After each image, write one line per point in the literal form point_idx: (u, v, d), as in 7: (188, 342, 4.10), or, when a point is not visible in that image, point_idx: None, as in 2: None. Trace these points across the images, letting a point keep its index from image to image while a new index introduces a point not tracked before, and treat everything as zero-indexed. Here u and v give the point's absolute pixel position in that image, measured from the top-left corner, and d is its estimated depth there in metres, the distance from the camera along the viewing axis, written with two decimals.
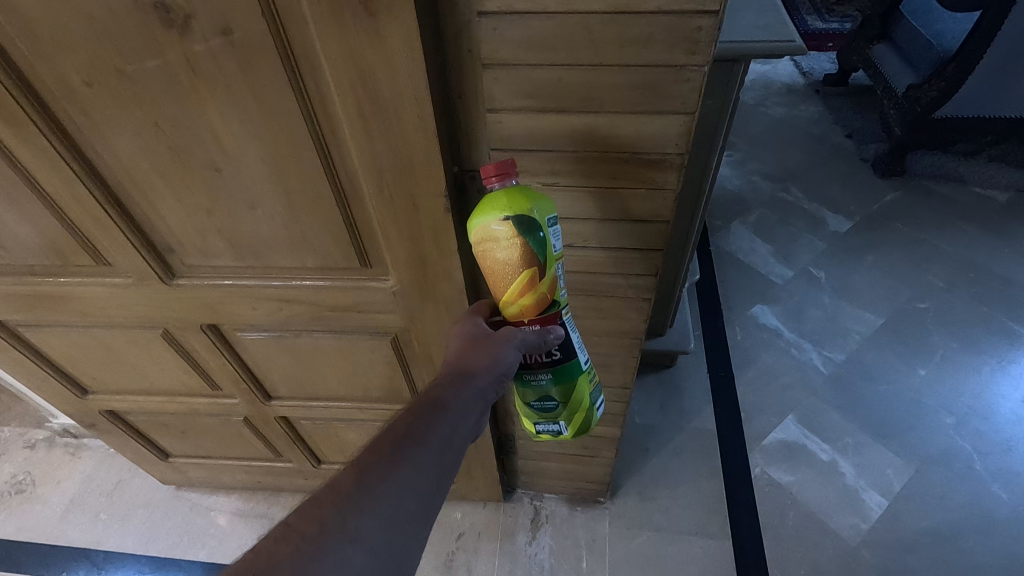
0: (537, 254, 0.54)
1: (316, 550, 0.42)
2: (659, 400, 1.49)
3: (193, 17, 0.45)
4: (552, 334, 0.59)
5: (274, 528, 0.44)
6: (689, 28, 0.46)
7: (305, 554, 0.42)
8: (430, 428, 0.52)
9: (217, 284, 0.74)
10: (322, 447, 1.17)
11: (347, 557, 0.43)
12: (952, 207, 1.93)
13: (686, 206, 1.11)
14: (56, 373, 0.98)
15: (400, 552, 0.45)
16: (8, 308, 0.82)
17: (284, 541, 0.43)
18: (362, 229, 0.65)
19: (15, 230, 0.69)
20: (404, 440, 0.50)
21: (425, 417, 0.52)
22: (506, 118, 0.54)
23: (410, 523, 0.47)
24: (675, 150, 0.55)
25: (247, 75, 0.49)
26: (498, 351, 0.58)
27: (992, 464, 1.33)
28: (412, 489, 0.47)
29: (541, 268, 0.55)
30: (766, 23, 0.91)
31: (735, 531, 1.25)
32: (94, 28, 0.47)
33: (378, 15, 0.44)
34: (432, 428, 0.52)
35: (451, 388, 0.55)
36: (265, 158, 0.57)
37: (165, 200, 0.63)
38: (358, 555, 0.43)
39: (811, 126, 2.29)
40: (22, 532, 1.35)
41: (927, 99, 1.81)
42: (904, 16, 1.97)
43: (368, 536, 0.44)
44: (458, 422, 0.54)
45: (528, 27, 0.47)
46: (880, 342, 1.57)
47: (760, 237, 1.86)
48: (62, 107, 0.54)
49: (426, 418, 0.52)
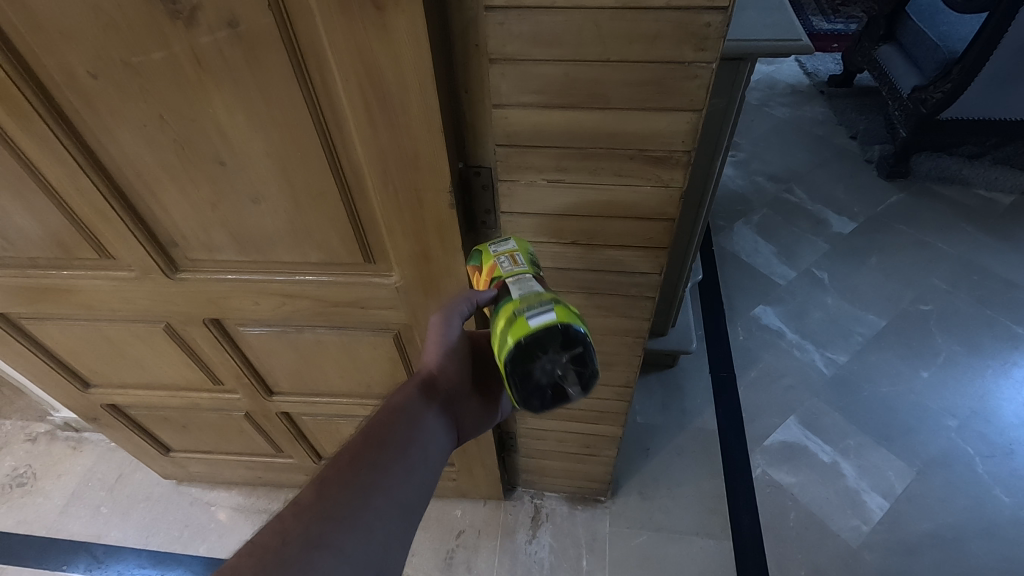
0: (474, 263, 0.61)
1: (283, 559, 0.45)
2: (660, 400, 1.49)
3: (199, 8, 0.45)
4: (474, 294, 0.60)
5: (241, 546, 0.47)
6: (698, 24, 0.46)
7: (271, 564, 0.45)
8: (390, 433, 0.56)
9: (220, 277, 0.74)
10: (323, 443, 1.17)
11: (316, 562, 0.46)
12: (957, 209, 1.92)
13: (691, 206, 1.11)
14: (58, 366, 0.98)
15: (373, 550, 0.49)
16: (11, 300, 0.82)
17: (251, 557, 0.45)
18: (367, 224, 0.64)
19: (19, 221, 0.68)
20: (365, 448, 0.54)
21: (382, 424, 0.57)
22: (512, 114, 0.54)
23: (377, 522, 0.50)
24: (682, 147, 0.55)
25: (253, 69, 0.49)
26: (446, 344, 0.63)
27: (994, 467, 1.32)
28: (377, 491, 0.52)
29: (479, 272, 0.60)
30: (774, 21, 0.90)
31: (735, 532, 1.25)
32: (99, 19, 0.46)
33: (385, 8, 0.43)
34: (391, 432, 0.56)
35: (408, 394, 0.60)
36: (270, 152, 0.57)
37: (169, 194, 0.63)
38: (329, 557, 0.47)
39: (815, 127, 2.28)
40: (23, 525, 1.36)
41: (932, 101, 1.80)
42: (910, 17, 1.96)
43: (336, 539, 0.48)
44: (415, 423, 0.58)
45: (536, 22, 0.47)
46: (883, 344, 1.56)
47: (764, 238, 1.85)
48: (67, 100, 0.54)
49: (386, 425, 0.57)
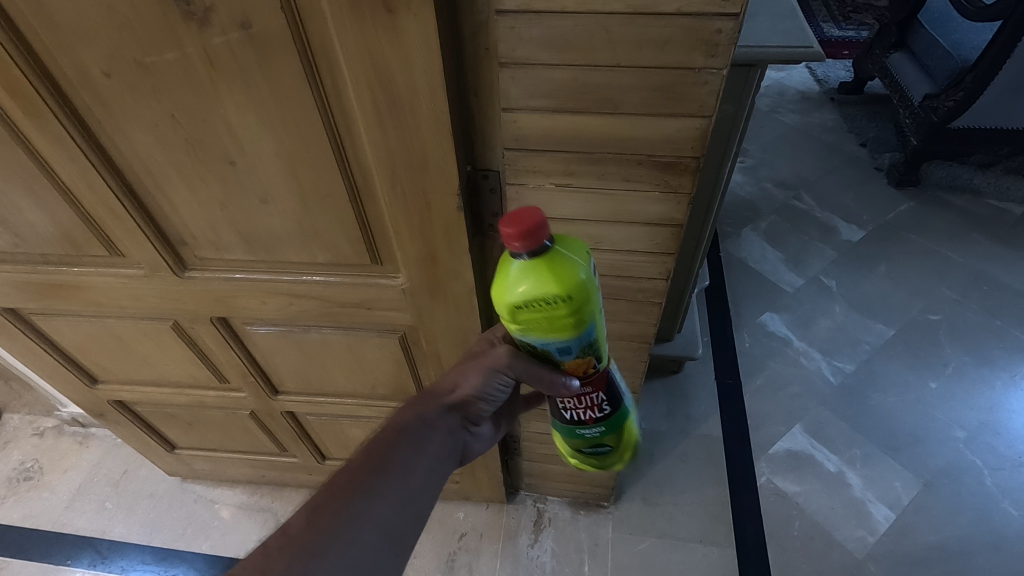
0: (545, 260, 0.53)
1: None
2: (666, 406, 1.48)
3: (212, 9, 0.45)
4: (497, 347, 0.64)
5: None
6: (709, 30, 0.46)
7: None
8: (391, 458, 0.56)
9: (228, 276, 0.74)
10: (327, 443, 1.17)
11: None
12: (967, 219, 1.91)
13: (699, 212, 1.10)
14: (66, 362, 0.98)
15: None
16: (22, 295, 0.82)
17: None
18: (374, 226, 0.65)
19: (32, 218, 0.69)
20: (361, 472, 0.54)
21: (387, 445, 0.57)
22: (521, 118, 0.54)
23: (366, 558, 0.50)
24: (690, 153, 0.55)
25: (264, 70, 0.50)
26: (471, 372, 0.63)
27: (1002, 480, 1.31)
28: (368, 518, 0.51)
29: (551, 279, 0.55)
30: (784, 28, 0.90)
31: (740, 540, 1.24)
32: (114, 19, 0.47)
33: (397, 12, 0.44)
34: (392, 453, 0.57)
35: (416, 414, 0.62)
36: (280, 153, 0.57)
37: (180, 193, 0.63)
38: None
39: (824, 134, 2.27)
40: (29, 519, 1.37)
41: (944, 109, 1.79)
42: (922, 25, 1.95)
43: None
44: (421, 446, 0.59)
45: (547, 27, 0.47)
46: (890, 353, 1.55)
47: (771, 245, 1.84)
48: (81, 98, 0.54)
49: (389, 444, 0.57)
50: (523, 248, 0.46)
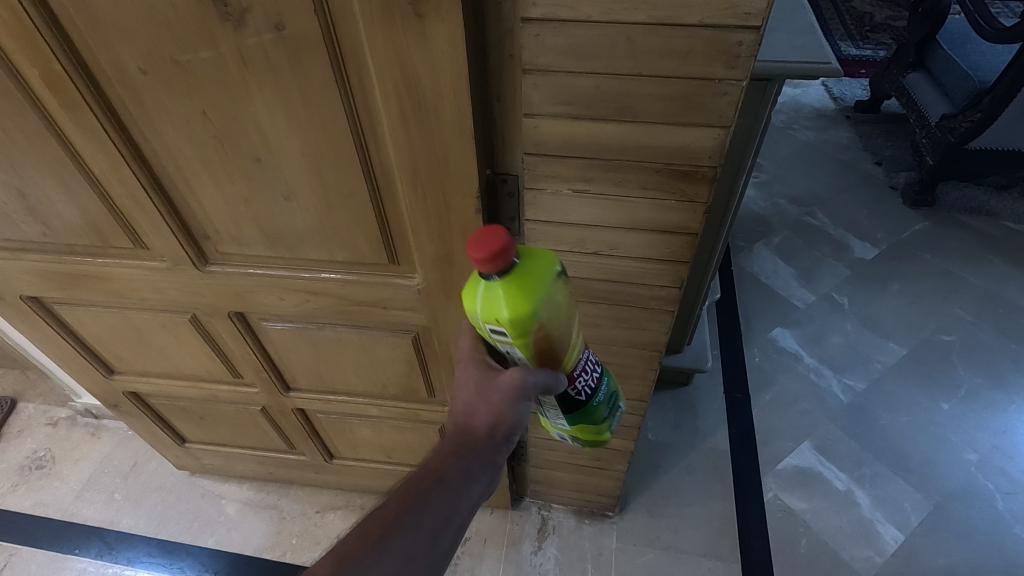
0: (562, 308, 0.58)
1: None
2: (674, 417, 1.48)
3: (248, 11, 0.47)
4: (512, 422, 0.56)
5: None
6: (730, 41, 0.47)
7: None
8: (414, 517, 0.51)
9: (248, 272, 0.76)
10: (335, 442, 1.18)
11: None
12: (983, 240, 1.89)
13: (712, 223, 1.11)
14: (85, 352, 1.00)
15: None
16: (46, 284, 0.84)
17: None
18: (393, 226, 0.66)
19: (61, 209, 0.71)
20: (389, 524, 0.50)
21: (423, 490, 0.53)
22: (541, 124, 0.55)
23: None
24: (708, 162, 0.55)
25: (295, 71, 0.51)
26: (501, 406, 0.56)
27: (1015, 505, 1.29)
28: None
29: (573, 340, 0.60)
30: (803, 44, 0.90)
31: (745, 555, 1.23)
32: (154, 18, 0.49)
33: (426, 17, 0.45)
34: (421, 506, 0.52)
35: (453, 465, 0.54)
36: (306, 152, 0.58)
37: (206, 188, 0.65)
38: None
39: (840, 151, 2.27)
40: (39, 507, 1.38)
41: (960, 130, 1.79)
42: (940, 45, 1.95)
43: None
44: (457, 494, 0.54)
45: (570, 35, 0.48)
46: (902, 372, 1.54)
47: (783, 260, 1.84)
48: (117, 94, 0.56)
49: (423, 489, 0.53)
50: (493, 269, 0.51)
